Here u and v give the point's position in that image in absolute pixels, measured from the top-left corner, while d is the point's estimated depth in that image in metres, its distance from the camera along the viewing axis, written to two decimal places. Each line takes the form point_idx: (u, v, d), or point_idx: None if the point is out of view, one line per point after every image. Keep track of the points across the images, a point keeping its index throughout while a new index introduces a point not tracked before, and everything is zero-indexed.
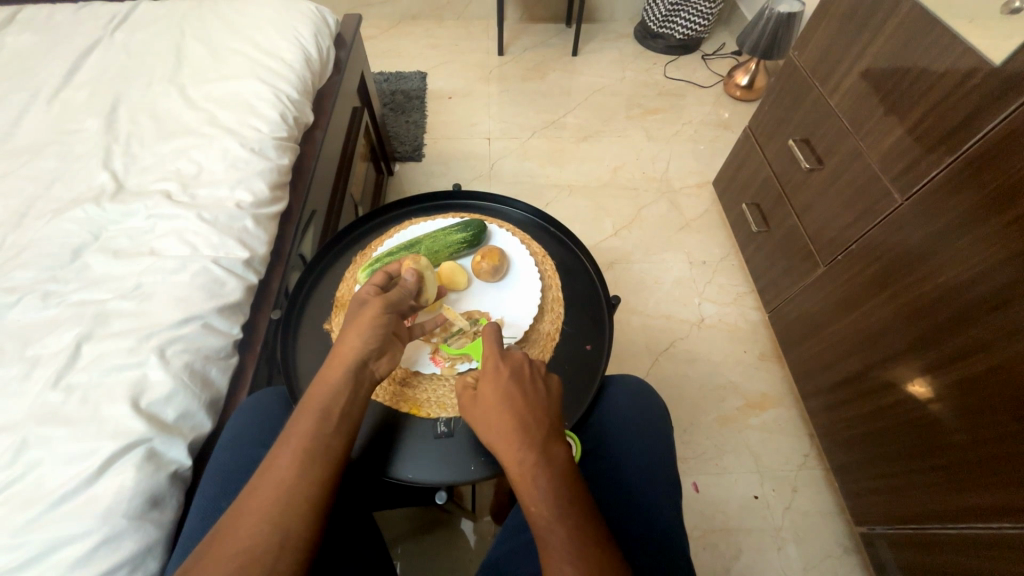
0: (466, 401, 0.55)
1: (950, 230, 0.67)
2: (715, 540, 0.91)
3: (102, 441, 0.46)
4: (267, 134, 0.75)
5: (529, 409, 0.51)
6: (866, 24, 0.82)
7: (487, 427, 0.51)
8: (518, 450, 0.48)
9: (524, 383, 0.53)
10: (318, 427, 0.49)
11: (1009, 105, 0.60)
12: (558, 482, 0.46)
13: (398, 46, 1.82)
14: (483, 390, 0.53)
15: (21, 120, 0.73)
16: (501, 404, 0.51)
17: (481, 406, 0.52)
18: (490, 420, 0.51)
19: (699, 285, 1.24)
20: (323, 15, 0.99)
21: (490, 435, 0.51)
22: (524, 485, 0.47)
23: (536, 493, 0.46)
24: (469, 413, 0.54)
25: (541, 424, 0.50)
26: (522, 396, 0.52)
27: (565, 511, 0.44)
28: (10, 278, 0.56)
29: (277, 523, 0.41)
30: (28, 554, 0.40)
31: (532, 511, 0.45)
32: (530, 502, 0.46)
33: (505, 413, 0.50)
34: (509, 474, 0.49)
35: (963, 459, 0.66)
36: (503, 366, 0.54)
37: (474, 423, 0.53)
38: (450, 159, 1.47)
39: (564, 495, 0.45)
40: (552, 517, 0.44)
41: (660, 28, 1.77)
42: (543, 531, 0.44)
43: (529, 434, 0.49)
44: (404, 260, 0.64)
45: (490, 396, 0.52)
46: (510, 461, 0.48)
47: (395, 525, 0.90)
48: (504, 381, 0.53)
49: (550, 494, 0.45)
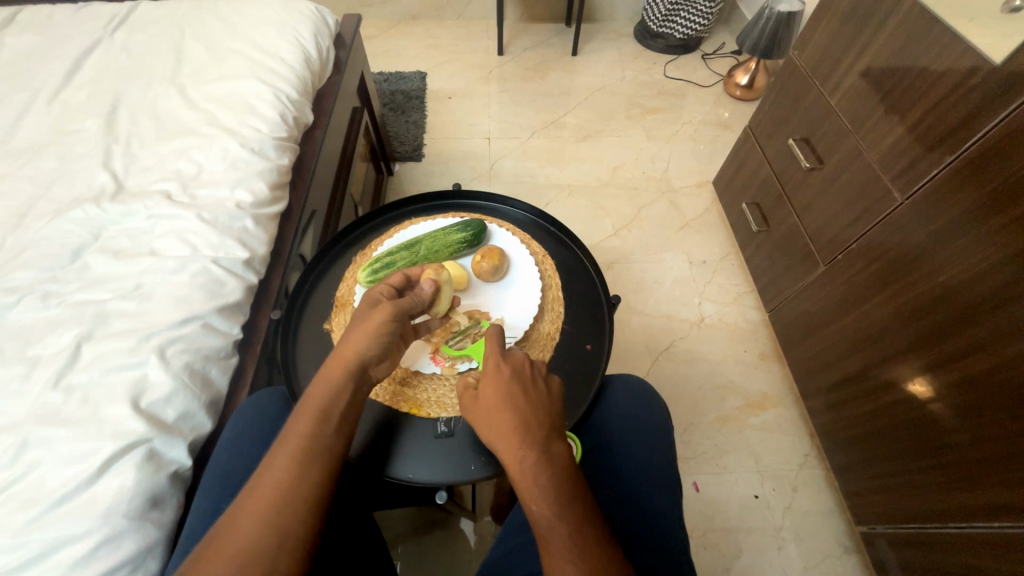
0: (467, 401, 0.55)
1: (951, 229, 0.66)
2: (715, 540, 0.91)
3: (102, 442, 0.46)
4: (266, 134, 0.75)
5: (529, 408, 0.51)
6: (866, 23, 0.82)
7: (487, 426, 0.51)
8: (518, 449, 0.48)
9: (525, 382, 0.53)
10: (316, 427, 0.49)
11: (1009, 105, 0.60)
12: (558, 481, 0.46)
13: (398, 47, 1.82)
14: (483, 390, 0.53)
15: (22, 120, 0.73)
16: (501, 404, 0.51)
17: (481, 406, 0.52)
18: (491, 419, 0.51)
19: (699, 285, 1.24)
20: (323, 14, 0.99)
21: (491, 435, 0.51)
22: (524, 484, 0.46)
23: (536, 493, 0.45)
24: (470, 412, 0.54)
25: (541, 424, 0.50)
26: (522, 396, 0.52)
27: (566, 511, 0.44)
28: (11, 278, 0.56)
29: (275, 524, 0.41)
30: (29, 554, 0.41)
31: (533, 511, 0.45)
32: (531, 501, 0.45)
33: (505, 412, 0.50)
34: (509, 473, 0.49)
35: (964, 459, 0.66)
36: (504, 366, 0.54)
37: (475, 422, 0.53)
38: (450, 159, 1.47)
39: (565, 494, 0.45)
40: (553, 516, 0.44)
41: (660, 27, 1.77)
42: (543, 530, 0.44)
43: (529, 433, 0.49)
44: (427, 268, 0.63)
45: (491, 396, 0.52)
46: (510, 460, 0.48)
47: (394, 525, 0.90)
48: (505, 381, 0.53)
49: (550, 494, 0.45)
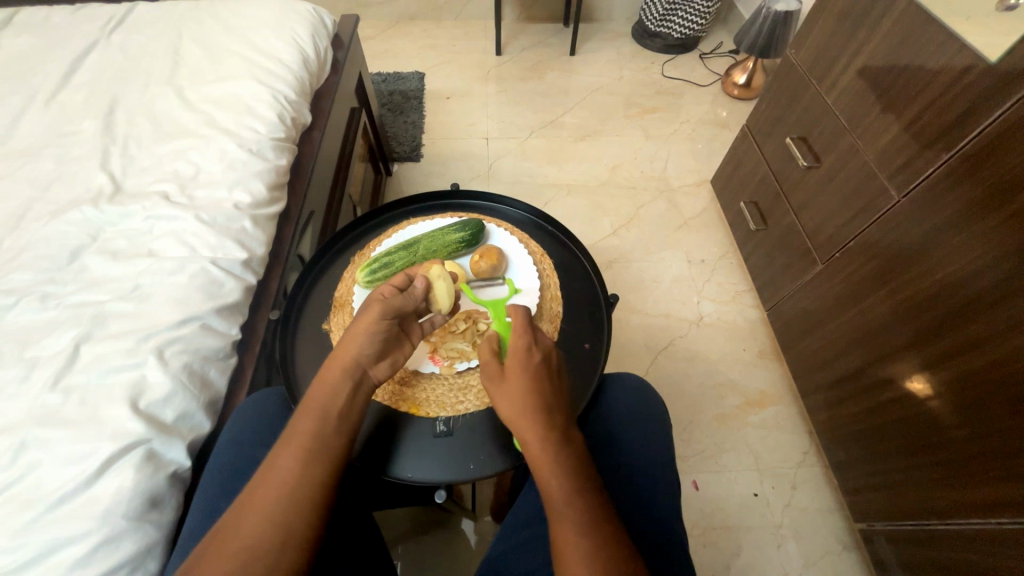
0: (489, 374, 0.53)
1: (947, 227, 0.67)
2: (715, 538, 0.92)
3: (101, 442, 0.46)
4: (265, 135, 0.75)
5: (555, 392, 0.52)
6: (862, 21, 0.82)
7: (510, 402, 0.50)
8: (543, 425, 0.48)
9: (550, 368, 0.54)
10: (319, 427, 0.49)
11: (1006, 102, 0.60)
12: (573, 462, 0.47)
13: (396, 47, 1.82)
14: (511, 366, 0.52)
15: (18, 122, 0.73)
16: (527, 384, 0.51)
17: (508, 379, 0.52)
18: (515, 394, 0.51)
19: (697, 283, 1.24)
20: (320, 15, 0.99)
21: (512, 410, 0.50)
22: (544, 460, 0.47)
23: (556, 468, 0.46)
24: (490, 385, 0.53)
25: (561, 410, 0.51)
26: (548, 379, 0.52)
27: (580, 489, 0.45)
28: (9, 279, 0.56)
29: (278, 523, 0.42)
30: (29, 554, 0.41)
31: (550, 486, 0.46)
32: (548, 476, 0.46)
33: (532, 390, 0.51)
34: (525, 448, 0.49)
35: (960, 455, 0.66)
36: (535, 348, 0.54)
37: (494, 395, 0.52)
38: (448, 159, 1.47)
39: (580, 476, 0.46)
40: (569, 493, 0.45)
41: (658, 27, 1.77)
42: (556, 505, 0.44)
43: (552, 414, 0.49)
44: (427, 265, 0.63)
45: (519, 373, 0.52)
46: (531, 437, 0.48)
47: (394, 525, 0.90)
48: (534, 360, 0.53)
49: (566, 472, 0.46)
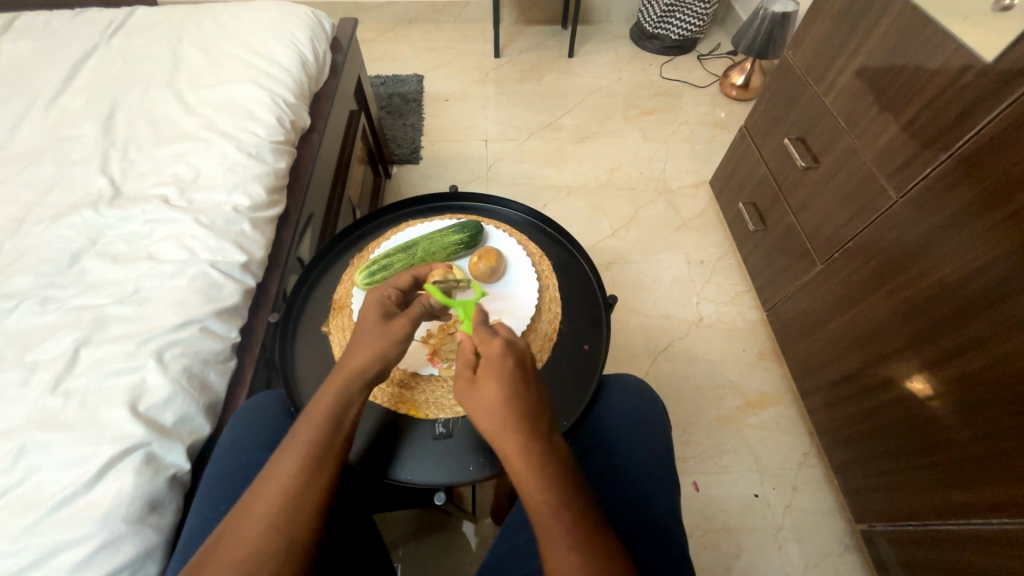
0: (462, 387, 0.50)
1: (947, 226, 0.67)
2: (715, 539, 0.91)
3: (101, 445, 0.46)
4: (264, 138, 0.75)
5: (535, 400, 0.48)
6: (859, 23, 0.82)
7: (483, 414, 0.47)
8: (523, 440, 0.45)
9: (527, 373, 0.49)
10: (322, 434, 0.48)
11: (1004, 101, 0.60)
12: (559, 471, 0.45)
13: (395, 50, 1.83)
14: (483, 379, 0.48)
15: (19, 126, 0.73)
16: (503, 395, 0.47)
17: (482, 391, 0.48)
18: (489, 407, 0.47)
19: (697, 284, 1.24)
20: (319, 19, 0.99)
21: (489, 421, 0.47)
22: (527, 476, 0.44)
23: (540, 484, 0.44)
24: (464, 400, 0.49)
25: (543, 416, 0.47)
26: (526, 386, 0.48)
27: (566, 498, 0.44)
28: (10, 283, 0.56)
29: (283, 530, 0.42)
30: (31, 557, 0.41)
31: (534, 502, 0.44)
32: (531, 491, 0.44)
33: (509, 399, 0.46)
34: (504, 462, 0.46)
35: (961, 455, 0.66)
36: (509, 353, 0.49)
37: (469, 406, 0.49)
38: (448, 161, 1.47)
39: (566, 487, 0.44)
40: (556, 507, 0.43)
41: (655, 29, 1.78)
42: (542, 517, 0.43)
43: (533, 425, 0.46)
44: (436, 269, 0.64)
45: (492, 381, 0.48)
46: (511, 451, 0.45)
47: (394, 528, 0.90)
48: (510, 367, 0.48)
49: (551, 484, 0.44)
